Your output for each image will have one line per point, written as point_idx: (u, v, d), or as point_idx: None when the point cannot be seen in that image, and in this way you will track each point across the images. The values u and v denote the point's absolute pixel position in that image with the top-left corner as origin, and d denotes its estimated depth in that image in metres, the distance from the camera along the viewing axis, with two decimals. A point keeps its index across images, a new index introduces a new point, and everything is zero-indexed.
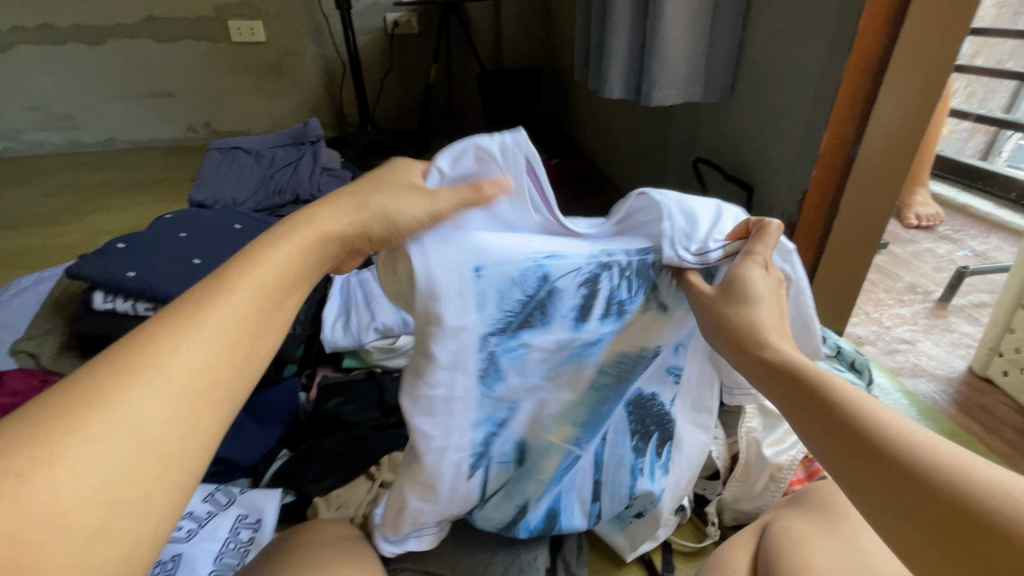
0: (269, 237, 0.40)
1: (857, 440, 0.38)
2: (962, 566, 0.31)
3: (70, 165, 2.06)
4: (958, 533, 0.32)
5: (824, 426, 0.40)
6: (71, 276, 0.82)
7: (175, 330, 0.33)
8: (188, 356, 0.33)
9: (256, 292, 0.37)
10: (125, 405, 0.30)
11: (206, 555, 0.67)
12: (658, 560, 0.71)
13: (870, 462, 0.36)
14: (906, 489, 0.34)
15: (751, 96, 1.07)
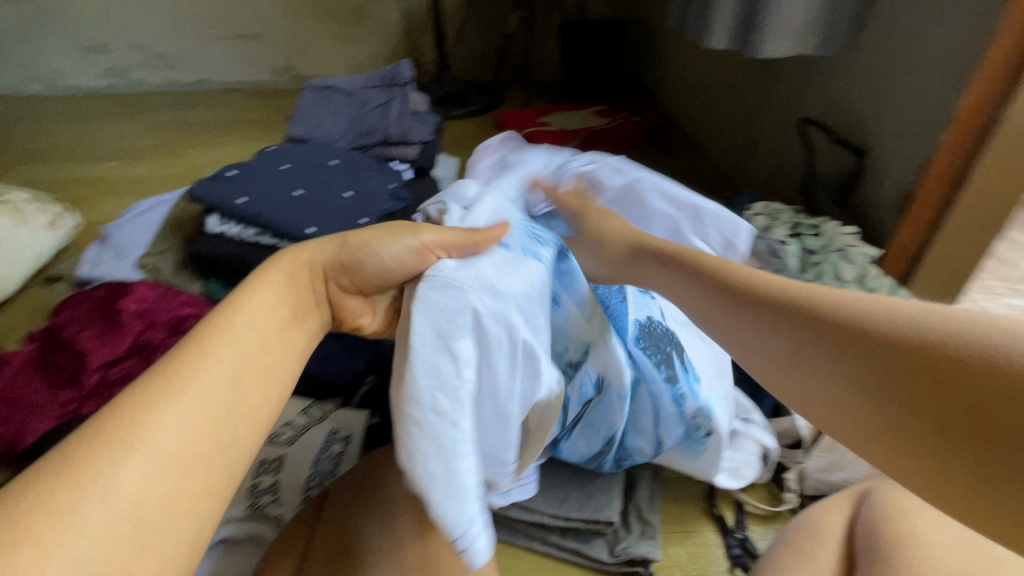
0: (242, 289, 0.47)
1: (840, 336, 0.42)
2: (984, 445, 0.34)
3: (167, 103, 2.18)
4: (970, 414, 0.35)
5: (811, 321, 0.44)
6: (192, 198, 0.89)
7: (183, 364, 0.40)
8: (190, 416, 0.38)
9: (246, 334, 0.44)
10: (134, 462, 0.35)
11: (304, 461, 0.73)
12: (731, 518, 0.71)
13: (888, 374, 0.39)
14: (918, 385, 0.37)
15: (877, 50, 0.97)
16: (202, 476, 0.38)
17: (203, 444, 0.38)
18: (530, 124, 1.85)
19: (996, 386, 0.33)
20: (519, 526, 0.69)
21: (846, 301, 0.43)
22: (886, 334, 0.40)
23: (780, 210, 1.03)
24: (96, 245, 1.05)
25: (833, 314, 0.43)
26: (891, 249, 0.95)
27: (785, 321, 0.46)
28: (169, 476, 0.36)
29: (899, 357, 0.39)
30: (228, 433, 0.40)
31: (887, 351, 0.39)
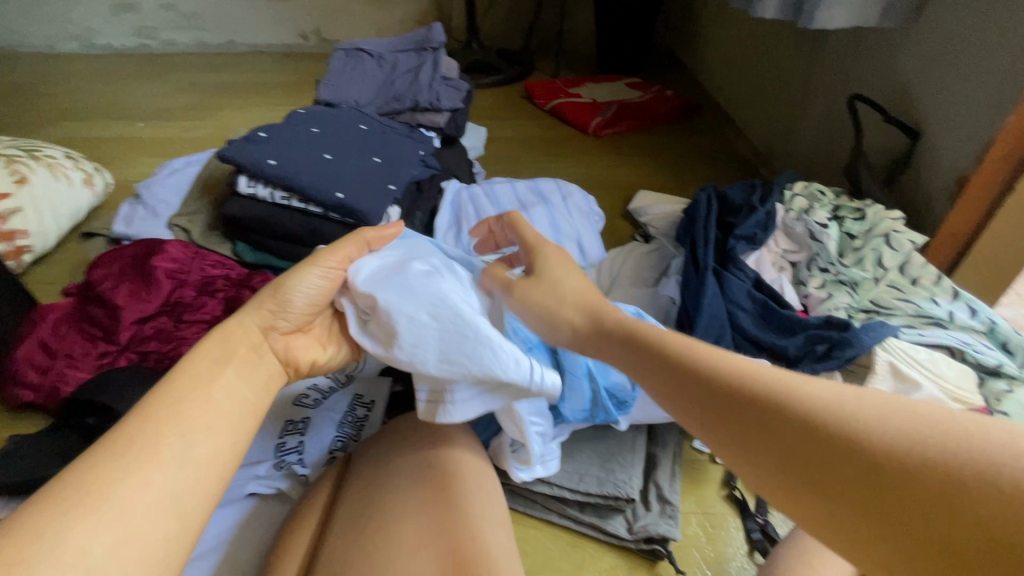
0: (196, 350, 0.49)
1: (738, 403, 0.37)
2: (886, 531, 0.30)
3: (197, 65, 2.17)
4: (858, 494, 0.31)
5: (709, 397, 0.39)
6: (221, 158, 0.89)
7: (145, 421, 0.43)
8: (133, 474, 0.40)
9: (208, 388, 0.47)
10: (82, 525, 0.37)
11: (330, 425, 0.74)
12: (752, 502, 0.71)
13: (780, 445, 0.34)
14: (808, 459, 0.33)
15: (942, 23, 0.91)
16: (159, 526, 0.39)
17: (152, 497, 0.40)
18: (561, 95, 1.80)
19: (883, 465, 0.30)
20: (538, 498, 0.69)
21: (742, 364, 0.39)
22: (764, 400, 0.36)
23: (821, 191, 0.99)
24: (129, 203, 1.06)
25: (690, 364, 0.41)
26: (940, 236, 0.90)
27: (669, 381, 0.42)
28: (122, 530, 0.38)
29: (762, 415, 0.36)
30: (179, 477, 0.42)
31: (771, 419, 0.35)
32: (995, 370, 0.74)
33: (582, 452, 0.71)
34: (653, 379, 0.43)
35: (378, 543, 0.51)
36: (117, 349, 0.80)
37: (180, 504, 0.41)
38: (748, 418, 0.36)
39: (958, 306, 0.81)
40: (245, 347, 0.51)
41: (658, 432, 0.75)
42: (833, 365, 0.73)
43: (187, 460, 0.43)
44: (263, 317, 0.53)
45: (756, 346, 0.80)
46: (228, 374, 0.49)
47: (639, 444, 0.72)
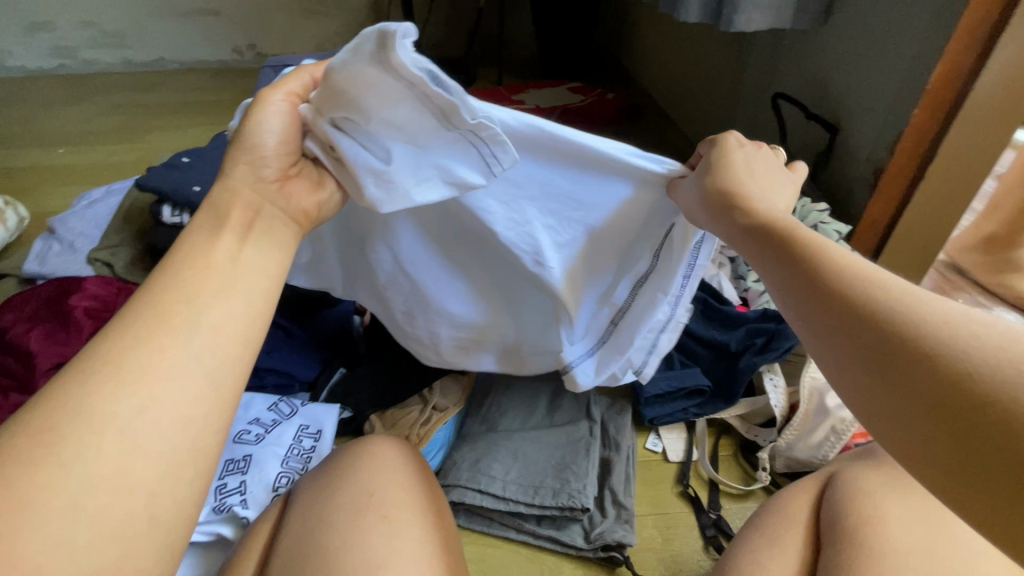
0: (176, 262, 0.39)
1: (862, 314, 0.36)
2: (927, 427, 0.32)
3: (123, 85, 2.06)
4: (915, 392, 0.33)
5: (811, 284, 0.40)
6: (141, 187, 0.84)
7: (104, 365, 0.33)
8: (147, 351, 0.34)
9: (184, 313, 0.36)
10: (112, 395, 0.32)
11: (273, 458, 0.71)
12: (704, 497, 0.72)
13: (854, 326, 0.36)
14: (877, 345, 0.35)
15: (851, 22, 0.96)
16: (200, 396, 0.34)
17: (185, 369, 0.34)
18: (505, 102, 1.80)
19: (940, 378, 0.32)
20: (495, 515, 0.68)
21: (875, 278, 0.38)
22: (884, 319, 0.35)
23: None
24: (44, 239, 0.99)
25: (820, 264, 0.40)
26: (863, 225, 0.97)
27: (796, 283, 0.41)
28: (159, 405, 0.33)
29: (883, 342, 0.35)
30: (209, 342, 0.36)
31: (881, 335, 0.35)
32: None
33: (539, 466, 0.70)
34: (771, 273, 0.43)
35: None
36: (34, 399, 0.73)
37: (214, 375, 0.35)
38: (834, 295, 0.38)
39: None
40: (236, 212, 0.43)
41: (612, 435, 0.75)
42: (772, 358, 0.74)
43: (203, 326, 0.36)
44: (247, 174, 0.45)
45: (701, 342, 0.80)
46: (226, 241, 0.41)
47: (593, 449, 0.72)
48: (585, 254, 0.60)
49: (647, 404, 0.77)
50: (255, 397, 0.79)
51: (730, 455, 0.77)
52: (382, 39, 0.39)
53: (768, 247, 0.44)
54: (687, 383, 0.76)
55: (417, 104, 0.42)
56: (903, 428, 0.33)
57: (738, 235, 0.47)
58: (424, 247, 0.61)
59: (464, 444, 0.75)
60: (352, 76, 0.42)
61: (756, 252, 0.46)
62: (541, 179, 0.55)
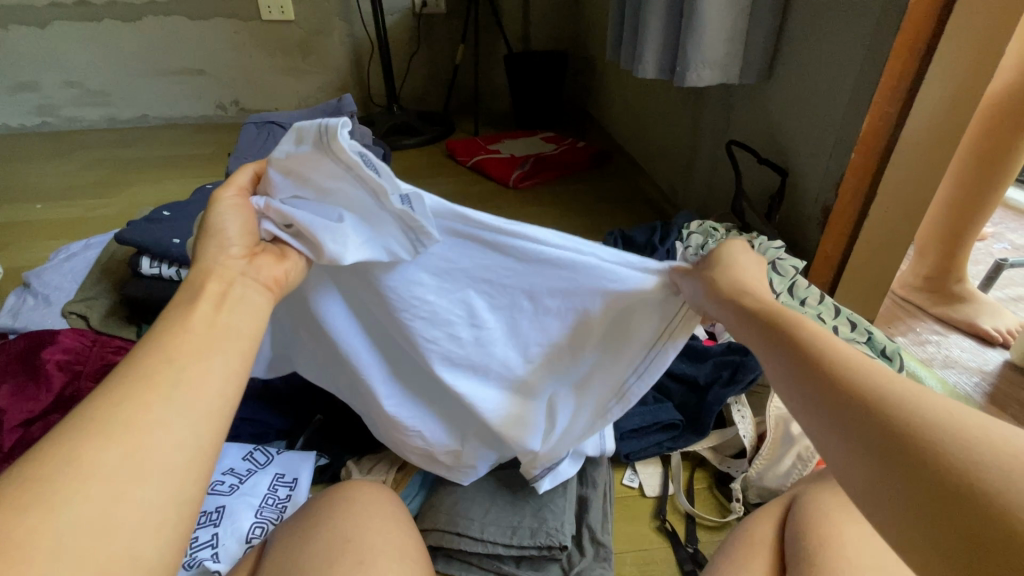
0: (164, 324, 0.40)
1: (871, 421, 0.34)
2: (943, 543, 0.29)
3: (106, 140, 2.10)
4: (935, 513, 0.30)
5: (825, 390, 0.37)
6: (120, 241, 0.86)
7: (88, 426, 0.33)
8: (131, 405, 0.35)
9: (170, 368, 0.37)
10: (99, 446, 0.32)
11: (247, 508, 0.70)
12: (681, 531, 0.73)
13: (877, 438, 0.33)
14: (894, 460, 0.32)
15: (791, 78, 1.06)
16: (183, 445, 0.35)
17: (171, 438, 0.35)
18: (481, 152, 1.88)
19: (964, 494, 0.29)
20: (473, 560, 0.68)
21: (896, 386, 0.35)
22: (874, 416, 0.34)
23: (714, 227, 1.08)
24: (19, 293, 0.99)
25: (842, 370, 0.37)
26: (817, 260, 1.03)
27: (807, 381, 0.38)
28: (146, 456, 0.33)
29: (905, 457, 0.32)
30: (198, 395, 0.37)
31: (902, 452, 0.32)
32: None
33: (518, 503, 0.71)
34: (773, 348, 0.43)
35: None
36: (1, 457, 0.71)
37: (196, 428, 0.36)
38: (850, 400, 0.36)
39: (841, 322, 0.93)
40: (212, 284, 0.44)
41: (589, 471, 0.75)
42: (739, 390, 0.76)
43: (184, 383, 0.37)
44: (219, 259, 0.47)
45: (671, 377, 0.83)
46: (204, 307, 0.42)
47: (570, 486, 0.73)
48: (534, 321, 0.59)
49: (622, 439, 0.78)
50: (230, 446, 0.78)
51: (705, 488, 0.78)
52: (317, 128, 0.45)
53: (780, 335, 0.43)
54: (661, 417, 0.77)
55: (350, 181, 0.48)
56: (917, 546, 0.30)
57: (755, 327, 0.45)
58: (353, 336, 0.60)
59: (440, 487, 0.74)
60: (299, 163, 0.48)
61: (763, 343, 0.44)
62: (469, 256, 0.55)
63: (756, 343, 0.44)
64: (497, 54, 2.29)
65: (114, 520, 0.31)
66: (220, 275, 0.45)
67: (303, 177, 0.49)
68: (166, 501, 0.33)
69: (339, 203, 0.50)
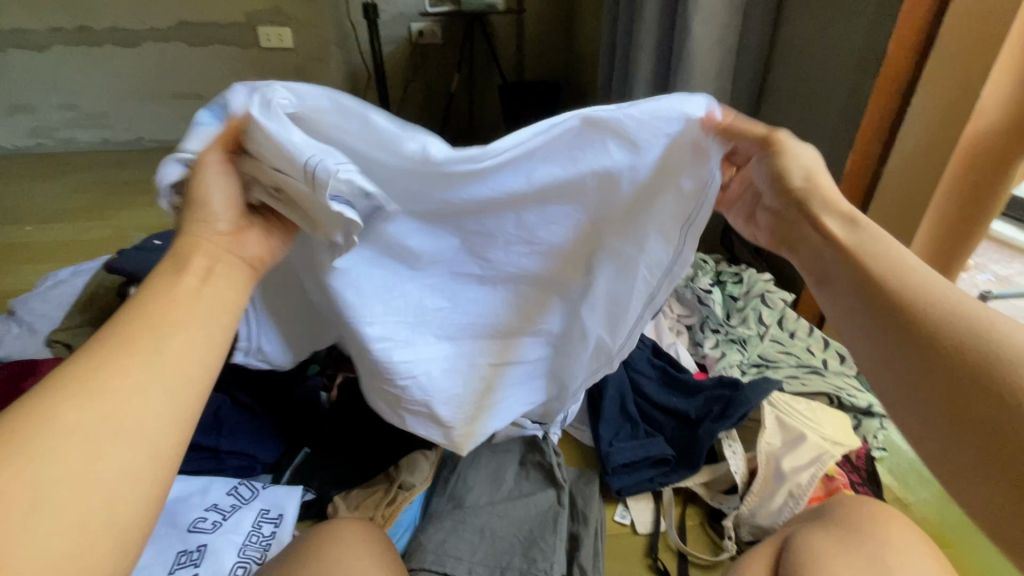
0: (154, 290, 0.41)
1: (916, 329, 0.41)
2: (957, 425, 0.38)
3: (100, 162, 2.10)
4: (957, 403, 0.38)
5: (872, 296, 0.44)
6: (110, 270, 0.85)
7: (68, 386, 0.34)
8: (113, 366, 0.36)
9: (153, 333, 0.38)
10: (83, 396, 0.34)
11: (230, 548, 0.68)
12: (674, 569, 0.72)
13: (912, 343, 0.41)
14: (930, 360, 0.40)
15: (777, 116, 1.09)
16: (158, 409, 0.36)
17: (146, 403, 0.35)
18: None
19: (982, 393, 0.37)
20: None
21: (942, 299, 0.42)
22: (919, 322, 0.41)
23: (703, 259, 1.10)
24: (4, 321, 0.97)
25: (895, 284, 0.44)
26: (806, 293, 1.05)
27: (856, 286, 0.45)
28: (123, 416, 0.34)
29: (940, 360, 0.40)
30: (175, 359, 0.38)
31: (939, 357, 0.40)
32: (869, 410, 0.86)
33: (508, 542, 0.70)
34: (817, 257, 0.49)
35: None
36: None
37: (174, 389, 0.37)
38: (895, 308, 0.43)
39: (830, 354, 0.94)
40: (198, 256, 0.44)
41: (580, 507, 0.75)
42: (728, 427, 0.76)
43: (165, 349, 0.38)
44: None
45: (660, 410, 0.83)
46: (190, 280, 0.42)
47: (561, 522, 0.72)
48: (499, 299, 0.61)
49: (614, 474, 0.78)
50: (215, 481, 0.76)
51: (697, 525, 0.78)
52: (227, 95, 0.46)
53: (829, 235, 0.48)
54: (651, 452, 0.77)
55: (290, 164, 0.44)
56: (935, 428, 0.39)
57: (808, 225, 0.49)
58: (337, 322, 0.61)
59: (429, 523, 0.73)
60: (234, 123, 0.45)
61: (811, 235, 0.49)
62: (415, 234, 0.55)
63: (800, 233, 0.50)
64: (492, 82, 2.34)
65: (85, 482, 0.32)
66: (207, 251, 0.45)
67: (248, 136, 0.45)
68: (138, 464, 0.34)
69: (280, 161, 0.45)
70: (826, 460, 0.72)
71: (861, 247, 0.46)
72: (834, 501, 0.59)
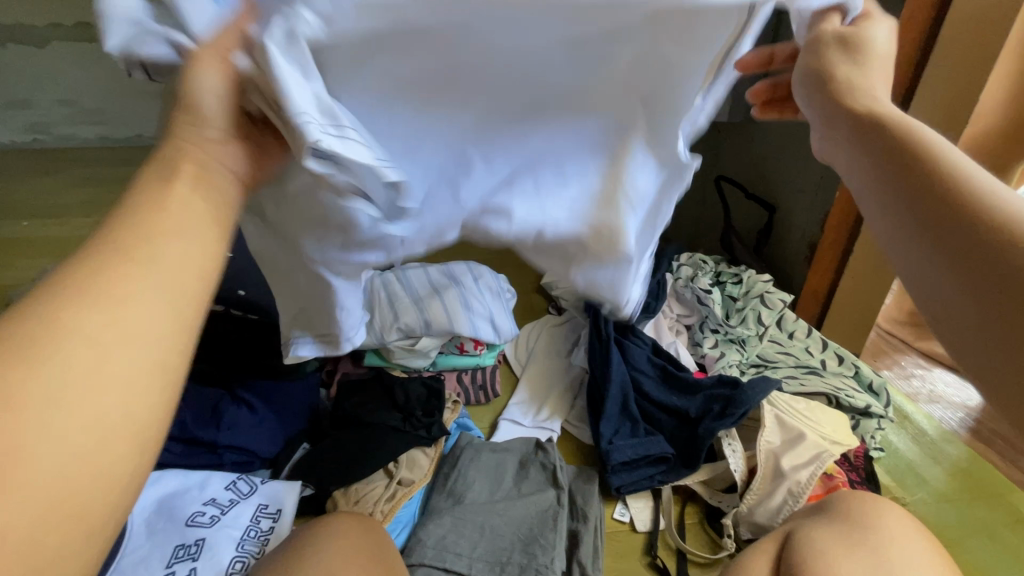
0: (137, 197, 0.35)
1: (1001, 262, 0.36)
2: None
3: (98, 158, 2.09)
4: None
5: (949, 227, 0.37)
6: None
7: (50, 319, 0.29)
8: (104, 284, 0.31)
9: (143, 248, 0.33)
10: (85, 315, 0.30)
11: (227, 541, 0.68)
12: (673, 567, 0.72)
13: (993, 279, 0.36)
14: (1013, 297, 0.35)
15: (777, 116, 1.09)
16: (160, 332, 0.32)
17: (147, 321, 0.31)
18: None
19: None
20: None
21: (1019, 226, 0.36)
22: (1005, 255, 0.36)
23: (703, 258, 1.09)
24: None
25: (974, 209, 0.37)
26: (805, 293, 1.06)
27: (929, 215, 0.38)
28: (123, 332, 0.30)
29: (1023, 296, 0.35)
30: (176, 275, 0.33)
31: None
32: (867, 410, 0.86)
33: (508, 537, 0.70)
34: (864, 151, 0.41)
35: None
36: None
37: (176, 305, 0.33)
38: (973, 241, 0.37)
39: (828, 355, 0.95)
40: (186, 163, 0.37)
41: (580, 505, 0.75)
42: (729, 424, 0.76)
43: (161, 262, 0.33)
44: None
45: (661, 408, 0.83)
46: (182, 187, 0.36)
47: (561, 520, 0.72)
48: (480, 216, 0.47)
49: (614, 472, 0.78)
50: (212, 475, 0.75)
51: (696, 523, 0.78)
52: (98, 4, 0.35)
53: (890, 155, 0.40)
54: (653, 450, 0.77)
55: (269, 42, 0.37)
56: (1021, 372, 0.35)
57: (871, 151, 0.41)
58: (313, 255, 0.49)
59: (429, 519, 0.72)
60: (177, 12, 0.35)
61: (878, 158, 0.41)
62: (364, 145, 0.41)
63: (871, 156, 0.41)
64: None
65: (92, 417, 0.28)
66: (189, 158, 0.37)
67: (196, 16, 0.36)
68: (150, 389, 0.31)
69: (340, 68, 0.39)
70: (826, 459, 0.73)
71: (936, 166, 0.39)
72: (834, 496, 0.59)
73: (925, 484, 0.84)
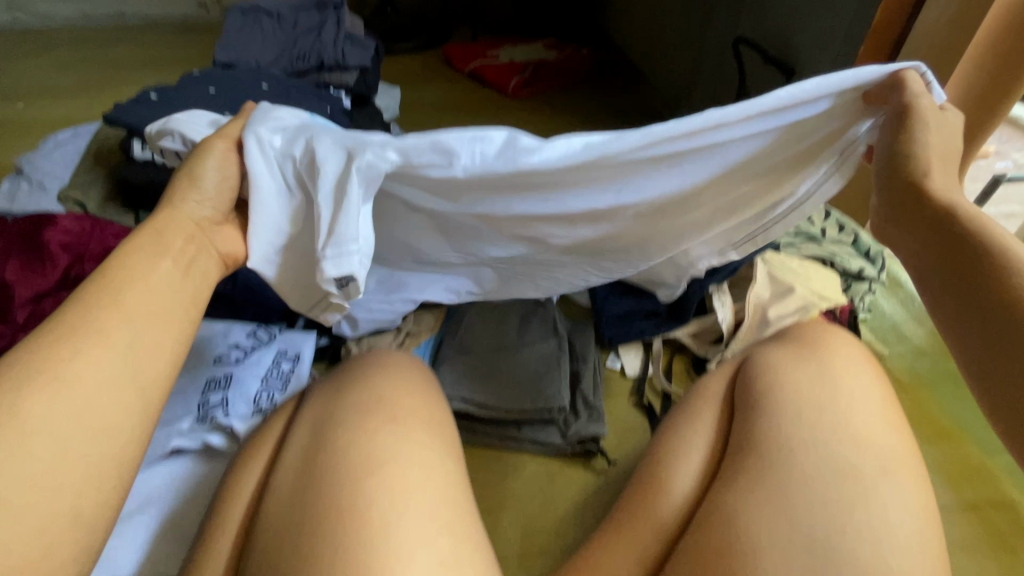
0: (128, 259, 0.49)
1: (981, 284, 0.46)
2: (1001, 367, 0.43)
3: (82, 38, 1.98)
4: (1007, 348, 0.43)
5: (948, 252, 0.48)
6: (109, 122, 0.84)
7: (63, 342, 0.42)
8: (98, 322, 0.44)
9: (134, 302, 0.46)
10: (87, 338, 0.43)
11: (253, 377, 0.75)
12: (658, 405, 0.79)
13: (974, 298, 0.46)
14: (984, 312, 0.45)
15: None
16: (147, 355, 0.45)
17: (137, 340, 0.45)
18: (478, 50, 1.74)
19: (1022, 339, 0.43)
20: (478, 422, 0.75)
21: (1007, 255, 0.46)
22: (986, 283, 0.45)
23: None
24: (14, 178, 0.98)
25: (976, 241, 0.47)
26: None
27: (934, 241, 0.49)
28: (119, 358, 0.43)
29: (994, 315, 0.44)
30: (155, 324, 0.46)
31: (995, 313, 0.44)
32: (859, 274, 0.88)
33: (516, 375, 0.76)
34: (914, 233, 0.50)
35: (326, 455, 0.53)
36: (14, 330, 0.74)
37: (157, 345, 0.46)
38: (963, 265, 0.47)
39: (828, 224, 0.95)
40: (179, 238, 0.52)
41: (579, 350, 0.81)
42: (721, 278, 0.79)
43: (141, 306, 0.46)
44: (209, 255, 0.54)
45: None
46: (170, 265, 0.50)
47: (564, 361, 0.78)
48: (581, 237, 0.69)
49: (608, 325, 0.83)
50: (235, 324, 0.81)
51: (682, 370, 0.84)
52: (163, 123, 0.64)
53: (906, 193, 0.51)
54: (645, 304, 0.82)
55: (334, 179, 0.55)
56: (980, 369, 0.45)
57: (889, 192, 0.53)
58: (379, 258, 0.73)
59: (440, 364, 0.79)
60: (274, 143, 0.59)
61: (897, 202, 0.52)
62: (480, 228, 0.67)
63: (891, 206, 0.53)
64: None
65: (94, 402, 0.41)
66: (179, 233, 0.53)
67: (299, 163, 0.57)
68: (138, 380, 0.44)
69: (436, 189, 0.62)
70: (810, 309, 0.77)
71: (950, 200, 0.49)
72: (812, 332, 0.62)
73: (906, 342, 0.88)
